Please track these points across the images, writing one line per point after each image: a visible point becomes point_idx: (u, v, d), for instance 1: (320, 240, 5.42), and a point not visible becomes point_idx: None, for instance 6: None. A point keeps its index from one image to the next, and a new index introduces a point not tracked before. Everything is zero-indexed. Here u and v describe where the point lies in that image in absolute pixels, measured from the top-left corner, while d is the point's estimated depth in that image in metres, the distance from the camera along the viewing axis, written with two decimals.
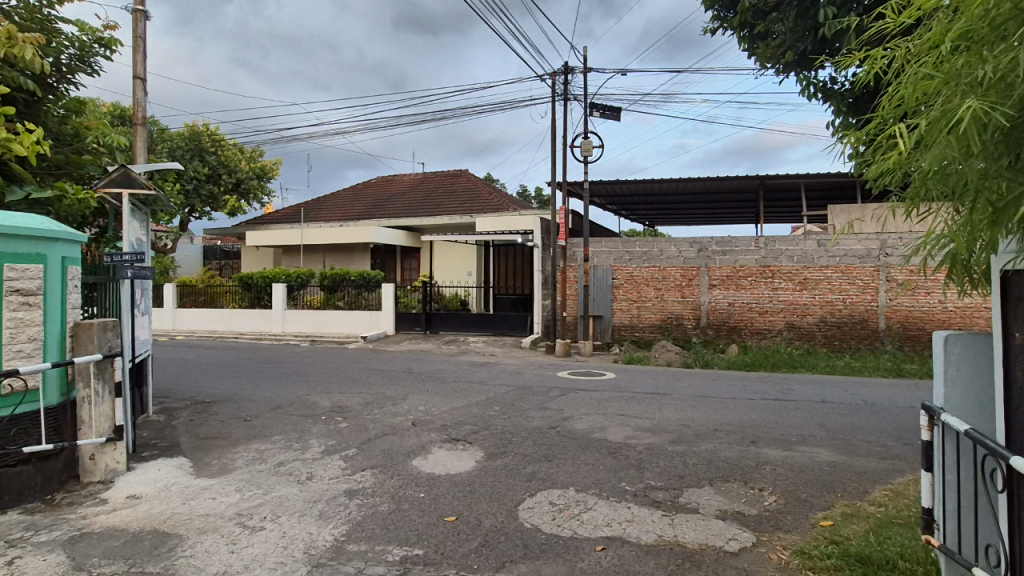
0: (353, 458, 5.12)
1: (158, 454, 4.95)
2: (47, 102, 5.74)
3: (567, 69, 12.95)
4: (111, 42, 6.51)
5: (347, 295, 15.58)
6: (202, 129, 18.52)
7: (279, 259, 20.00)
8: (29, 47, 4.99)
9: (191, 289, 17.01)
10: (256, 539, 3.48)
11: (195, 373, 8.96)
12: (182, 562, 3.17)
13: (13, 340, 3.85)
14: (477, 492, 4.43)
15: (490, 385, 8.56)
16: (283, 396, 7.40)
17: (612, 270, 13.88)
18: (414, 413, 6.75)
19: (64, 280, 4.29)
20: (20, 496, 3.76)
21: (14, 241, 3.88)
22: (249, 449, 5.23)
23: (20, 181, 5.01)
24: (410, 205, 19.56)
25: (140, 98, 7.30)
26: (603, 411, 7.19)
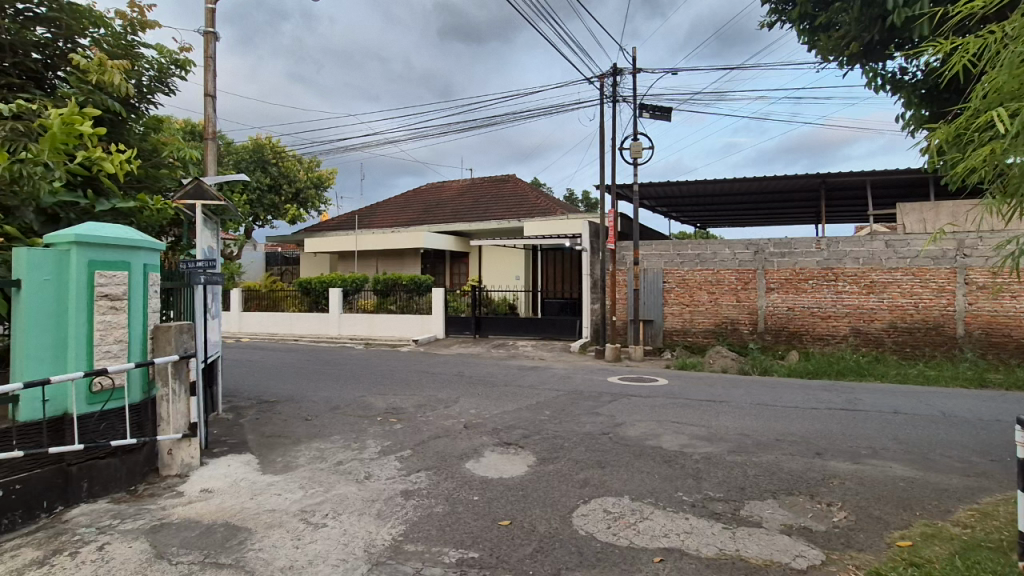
0: (408, 459, 5.22)
1: (227, 450, 5.21)
2: (131, 122, 6.22)
3: (615, 70, 12.77)
4: (186, 63, 6.96)
5: (399, 299, 15.94)
6: (265, 142, 19.50)
7: (335, 265, 20.75)
8: (116, 73, 5.43)
9: (255, 293, 17.95)
10: (319, 535, 3.60)
11: (260, 373, 9.43)
12: (251, 555, 3.31)
13: (102, 341, 4.18)
14: (531, 497, 4.42)
15: (541, 389, 8.54)
16: (341, 397, 7.66)
17: (663, 274, 13.56)
18: (466, 416, 6.83)
19: (146, 286, 4.59)
20: (108, 486, 4.06)
21: (102, 250, 4.20)
22: (311, 447, 5.44)
23: (109, 195, 5.43)
24: (459, 211, 19.86)
25: (211, 114, 7.76)
26: (657, 418, 7.03)
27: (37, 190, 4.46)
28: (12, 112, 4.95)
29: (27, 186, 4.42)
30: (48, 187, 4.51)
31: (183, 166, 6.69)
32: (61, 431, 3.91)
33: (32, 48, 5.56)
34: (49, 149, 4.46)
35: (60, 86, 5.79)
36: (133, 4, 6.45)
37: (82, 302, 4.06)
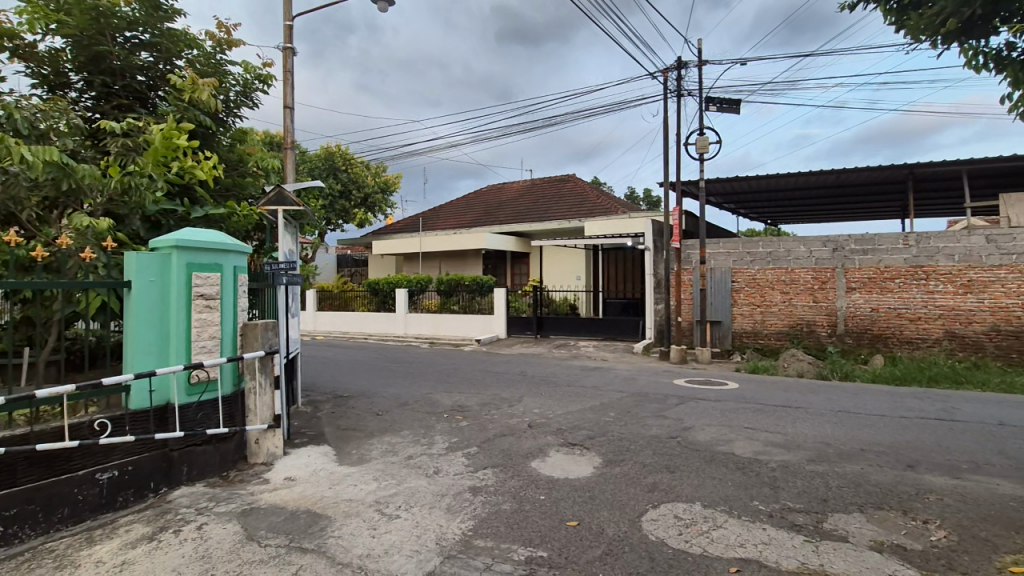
0: (475, 456, 5.31)
1: (307, 442, 5.51)
2: (220, 135, 6.73)
3: (679, 64, 12.40)
4: (268, 78, 7.44)
5: (462, 299, 16.25)
6: (336, 150, 20.46)
7: (401, 266, 21.46)
8: (207, 90, 5.89)
9: (328, 293, 18.93)
10: (393, 526, 3.73)
11: (334, 370, 9.90)
12: (332, 542, 3.49)
13: (199, 336, 4.53)
14: (598, 499, 4.36)
15: (605, 390, 8.42)
16: (408, 393, 7.90)
17: (732, 273, 13.00)
18: (530, 415, 6.85)
19: (235, 287, 4.95)
20: (204, 471, 4.40)
21: (199, 253, 4.56)
22: (383, 441, 5.65)
23: (202, 202, 5.89)
24: (519, 212, 19.96)
25: (290, 125, 8.25)
26: (727, 422, 6.75)
27: (143, 200, 4.93)
28: (123, 130, 5.49)
29: (135, 197, 4.89)
30: (152, 197, 4.97)
31: (265, 174, 7.15)
32: (165, 419, 4.29)
33: (138, 71, 6.14)
34: (152, 162, 5.06)
35: (161, 104, 6.33)
36: (221, 25, 6.97)
37: (182, 301, 4.43)
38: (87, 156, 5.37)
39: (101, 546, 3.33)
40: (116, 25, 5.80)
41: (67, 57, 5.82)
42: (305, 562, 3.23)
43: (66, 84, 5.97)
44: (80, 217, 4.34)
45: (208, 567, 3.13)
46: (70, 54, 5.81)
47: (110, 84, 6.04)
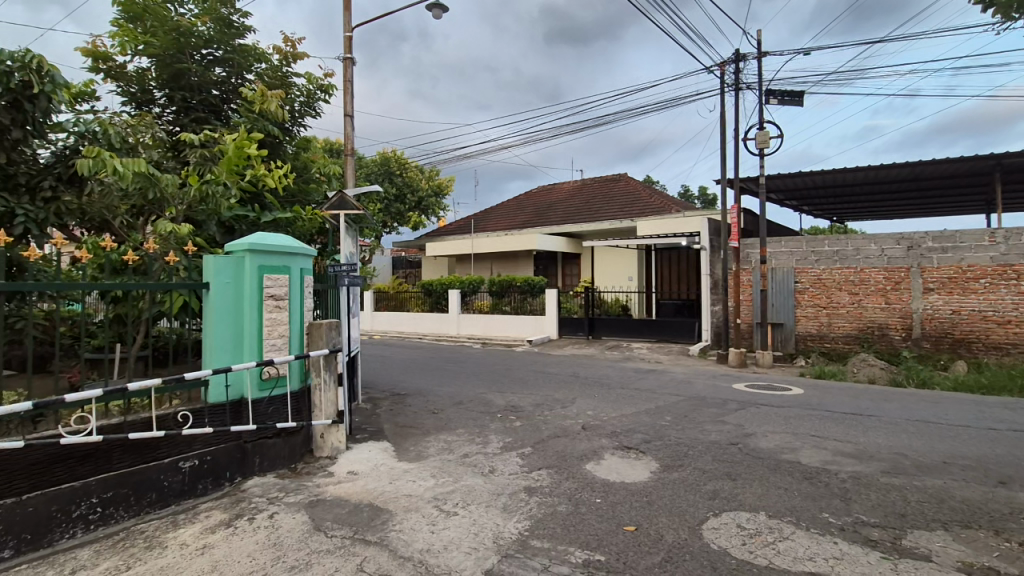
0: (529, 456, 5.32)
1: (368, 437, 5.70)
2: (287, 144, 7.09)
3: (737, 56, 11.95)
4: (329, 88, 7.76)
5: (513, 300, 16.34)
6: (391, 155, 21.06)
7: (453, 267, 21.84)
8: (275, 102, 6.23)
9: (385, 294, 19.53)
10: (451, 523, 3.80)
11: (391, 368, 10.20)
12: (394, 535, 3.59)
13: (270, 335, 4.79)
14: (656, 505, 4.26)
15: (661, 394, 8.23)
16: (462, 393, 8.01)
17: (794, 272, 12.40)
18: (584, 417, 6.80)
19: (302, 288, 5.19)
20: (275, 462, 4.64)
21: (270, 256, 4.81)
22: (439, 439, 5.77)
23: (271, 208, 6.22)
24: (570, 212, 19.84)
25: (350, 132, 8.56)
26: (792, 430, 6.44)
27: (218, 207, 5.26)
28: (201, 141, 5.87)
29: (212, 204, 5.23)
30: (227, 204, 5.28)
31: (328, 180, 7.48)
32: (240, 412, 4.56)
33: (213, 86, 6.56)
34: (227, 171, 5.32)
35: (233, 116, 6.72)
36: (287, 39, 7.35)
37: (254, 301, 4.68)
38: (170, 166, 5.75)
39: (184, 530, 3.57)
40: (194, 44, 6.25)
41: (152, 75, 6.31)
42: (369, 554, 3.34)
43: (151, 100, 6.44)
44: (164, 223, 4.68)
45: (280, 554, 3.30)
46: (154, 72, 6.29)
47: (189, 99, 6.46)
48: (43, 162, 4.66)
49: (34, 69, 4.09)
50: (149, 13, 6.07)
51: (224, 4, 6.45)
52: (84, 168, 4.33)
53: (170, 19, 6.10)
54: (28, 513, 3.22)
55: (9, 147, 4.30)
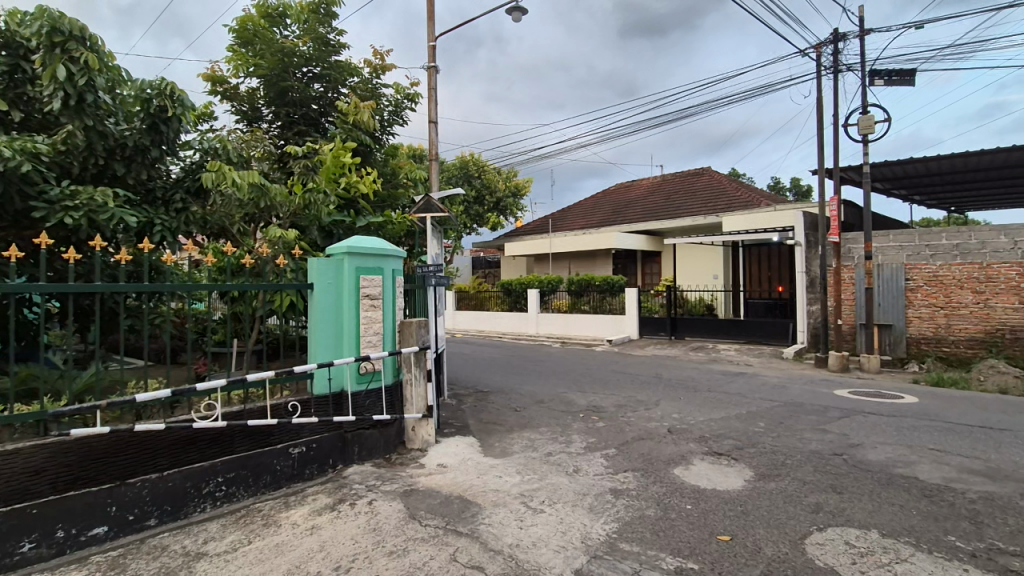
0: (614, 458, 5.25)
1: (455, 432, 5.89)
2: (377, 151, 7.50)
3: (836, 36, 11.04)
4: (415, 96, 8.12)
5: (592, 299, 16.15)
6: (470, 158, 21.52)
7: (531, 267, 22.01)
8: (367, 112, 6.62)
9: (466, 294, 20.06)
10: (539, 520, 3.84)
11: (474, 366, 10.45)
12: (484, 528, 3.69)
13: (367, 332, 5.08)
14: (752, 515, 4.05)
15: (753, 398, 7.78)
16: (544, 391, 8.06)
17: (905, 270, 11.21)
18: (670, 420, 6.59)
19: (394, 288, 5.46)
20: (372, 452, 4.93)
21: (365, 258, 5.11)
22: (523, 436, 5.84)
23: (364, 212, 6.62)
24: (650, 209, 19.30)
25: (434, 138, 8.89)
26: (906, 442, 5.86)
27: (319, 213, 5.68)
28: (303, 153, 6.34)
29: (314, 211, 5.66)
30: (326, 210, 5.71)
31: (414, 185, 7.76)
32: (342, 404, 4.89)
33: (312, 100, 7.07)
34: (326, 180, 5.81)
35: (330, 127, 7.18)
36: (377, 53, 7.77)
37: (352, 300, 4.98)
38: (277, 176, 6.25)
39: (295, 510, 3.88)
40: (296, 63, 6.78)
41: (261, 93, 6.91)
42: (461, 545, 3.45)
43: (260, 117, 7.05)
44: (274, 229, 5.11)
45: (380, 539, 3.49)
46: (263, 91, 6.88)
47: (292, 114, 7.01)
48: (175, 176, 5.19)
49: (168, 94, 4.67)
50: (258, 37, 6.66)
51: (322, 24, 7.01)
52: (208, 181, 4.80)
53: (276, 41, 6.66)
54: (168, 487, 3.65)
55: (148, 165, 4.89)
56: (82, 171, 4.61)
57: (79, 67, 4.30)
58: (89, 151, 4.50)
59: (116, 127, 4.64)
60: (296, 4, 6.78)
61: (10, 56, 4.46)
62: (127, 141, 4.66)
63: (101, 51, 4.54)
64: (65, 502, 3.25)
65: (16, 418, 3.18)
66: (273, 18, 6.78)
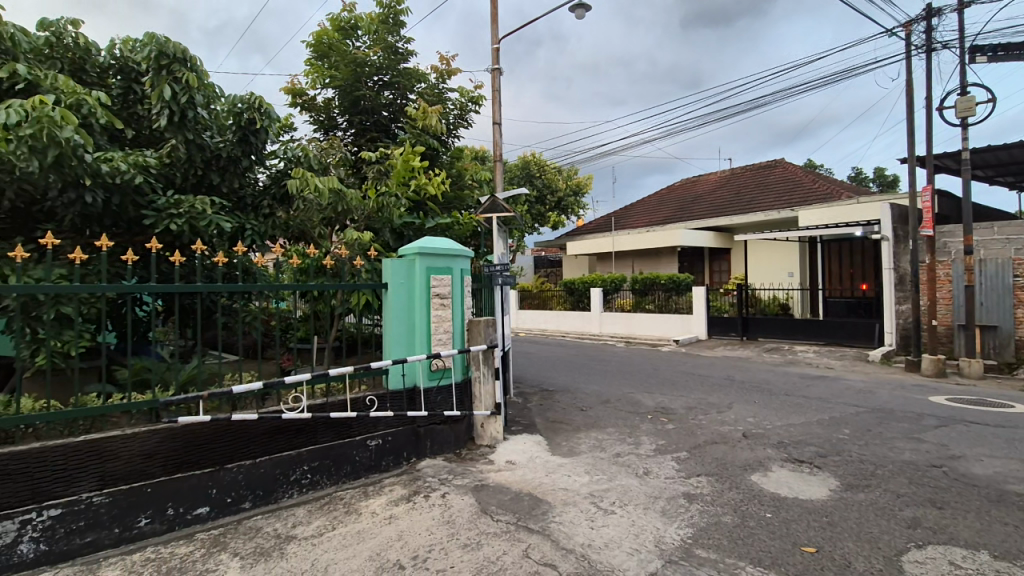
0: (686, 461, 5.10)
1: (522, 430, 5.94)
2: (444, 154, 7.72)
3: (930, 12, 10.14)
4: (478, 98, 8.25)
5: (657, 298, 15.75)
6: (531, 158, 21.54)
7: (593, 266, 21.79)
8: (434, 116, 6.81)
9: (528, 293, 20.17)
10: (611, 521, 3.80)
11: (539, 365, 10.48)
12: (555, 526, 3.70)
13: (437, 330, 5.23)
14: (839, 526, 3.81)
15: (836, 404, 7.30)
16: (610, 391, 7.96)
17: (1012, 265, 10.14)
18: (744, 424, 6.32)
19: (463, 288, 5.58)
20: (442, 446, 5.07)
21: (434, 259, 5.25)
22: (590, 436, 5.80)
23: (433, 213, 6.81)
24: (718, 204, 18.56)
25: (498, 139, 8.99)
26: (1018, 455, 5.29)
27: (392, 215, 5.92)
28: (376, 159, 6.63)
29: (386, 213, 5.90)
30: (398, 213, 5.95)
31: (479, 186, 7.91)
32: (415, 399, 5.06)
33: (383, 108, 7.35)
34: (397, 183, 6.06)
35: (399, 133, 7.43)
36: (442, 58, 7.97)
37: (423, 299, 5.14)
38: (353, 182, 6.57)
39: (374, 500, 4.06)
40: (367, 72, 7.10)
41: (336, 103, 7.25)
42: (533, 542, 3.48)
43: (335, 126, 7.41)
44: (351, 232, 5.38)
45: (454, 532, 3.58)
46: (337, 101, 7.23)
47: (365, 122, 7.32)
48: (263, 183, 5.55)
49: (256, 107, 5.03)
50: (333, 50, 7.01)
51: (391, 33, 7.30)
52: (292, 188, 5.10)
53: (349, 53, 7.00)
54: (260, 473, 3.93)
55: (240, 174, 5.28)
56: (184, 181, 5.03)
57: (181, 87, 4.73)
58: (190, 163, 4.92)
59: (212, 140, 5.04)
60: (367, 16, 7.09)
61: (124, 81, 4.97)
62: (221, 152, 5.05)
63: (200, 72, 4.98)
64: (175, 483, 3.58)
65: (131, 406, 3.53)
66: (346, 31, 7.11)
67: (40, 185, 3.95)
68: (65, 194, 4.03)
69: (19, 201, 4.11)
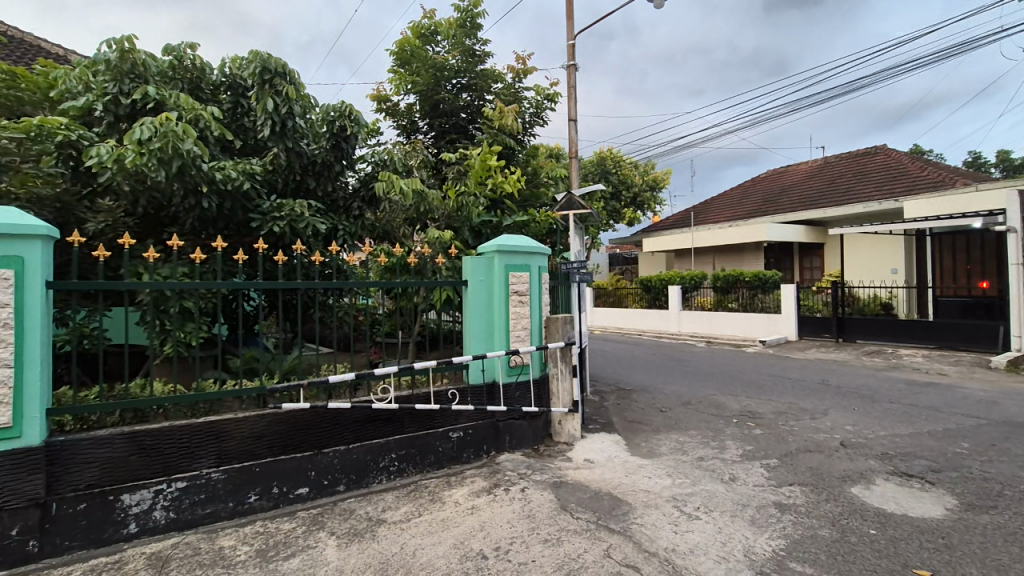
0: (776, 469, 4.82)
1: (600, 429, 5.89)
2: (520, 153, 7.80)
3: None
4: (554, 95, 8.24)
5: (741, 296, 14.98)
6: (607, 153, 21.18)
7: (671, 263, 21.10)
8: (511, 115, 6.89)
9: (603, 290, 19.89)
10: (695, 527, 3.68)
11: (615, 364, 10.31)
12: (636, 528, 3.63)
13: (516, 327, 5.28)
14: (958, 550, 3.44)
15: (952, 414, 6.57)
16: (691, 393, 7.67)
17: None
18: (841, 432, 5.86)
19: (540, 285, 5.60)
20: (521, 442, 5.14)
21: (513, 257, 5.31)
22: (671, 438, 5.64)
23: (510, 211, 6.89)
24: (809, 196, 17.30)
25: (573, 136, 8.93)
26: None
27: (471, 214, 6.06)
28: (456, 159, 6.82)
29: (465, 212, 6.06)
30: (476, 211, 6.09)
31: (555, 183, 7.89)
32: (494, 395, 5.15)
33: (461, 109, 7.54)
34: (476, 183, 6.20)
35: (477, 133, 7.58)
36: (518, 58, 8.04)
37: (501, 296, 5.21)
38: (435, 182, 6.80)
39: (457, 490, 4.20)
40: (447, 76, 7.31)
41: (417, 107, 7.55)
42: (614, 542, 3.44)
43: (416, 129, 7.70)
44: (433, 231, 5.56)
45: (535, 526, 3.62)
46: (419, 106, 7.52)
47: (444, 124, 7.55)
48: (353, 186, 5.86)
49: (347, 115, 5.36)
50: (414, 56, 7.29)
51: (469, 36, 7.47)
52: (379, 190, 5.35)
53: (430, 58, 7.25)
54: (353, 458, 4.20)
55: (333, 178, 5.63)
56: (285, 187, 5.44)
57: (282, 99, 5.13)
58: (289, 170, 5.34)
59: (308, 147, 5.41)
60: (446, 22, 7.29)
61: (232, 96, 5.45)
62: (316, 159, 5.42)
63: (298, 84, 5.37)
64: (280, 464, 3.91)
65: (242, 392, 3.88)
66: (426, 37, 7.38)
67: (167, 193, 4.41)
68: (186, 201, 4.49)
69: (150, 208, 4.62)
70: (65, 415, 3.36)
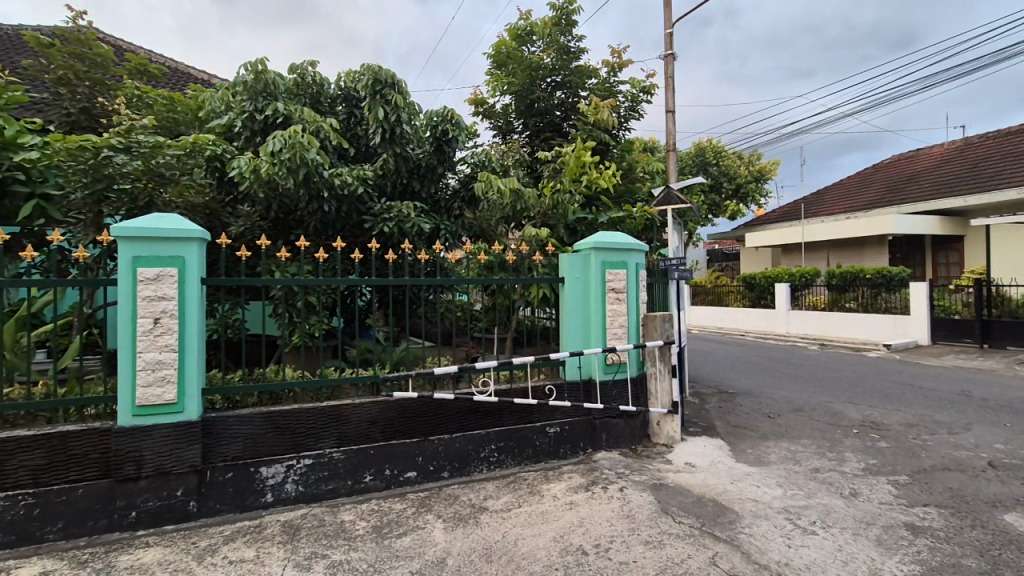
0: (906, 487, 4.35)
1: (701, 432, 5.66)
2: (615, 148, 7.70)
3: None
4: (650, 87, 8.02)
5: (861, 295, 13.62)
6: (706, 144, 20.14)
7: (778, 259, 19.65)
8: (607, 110, 6.81)
9: (702, 289, 19.01)
10: (811, 542, 3.43)
11: (716, 365, 9.81)
12: (745, 538, 3.46)
13: (613, 324, 5.22)
14: None
15: None
16: (804, 399, 7.11)
17: None
18: (989, 451, 5.14)
19: (638, 282, 5.48)
20: (617, 441, 5.09)
21: (610, 253, 5.25)
22: (780, 446, 5.28)
23: (605, 207, 6.81)
24: (945, 182, 15.30)
25: (671, 128, 8.62)
26: None
27: (566, 211, 6.08)
28: (551, 157, 6.88)
29: (561, 210, 6.09)
30: (572, 209, 6.10)
31: (651, 177, 7.69)
32: (591, 392, 5.14)
33: (556, 107, 7.56)
34: (571, 180, 6.21)
35: (571, 131, 7.58)
36: (614, 52, 7.93)
37: (598, 293, 5.17)
38: (530, 181, 6.91)
39: (554, 484, 4.26)
40: (541, 75, 7.40)
41: (513, 108, 7.69)
42: (720, 550, 3.31)
43: (511, 129, 7.86)
44: (530, 229, 5.64)
45: (635, 527, 3.58)
46: (514, 106, 7.66)
47: (539, 122, 7.63)
48: (453, 186, 6.11)
49: (449, 119, 5.61)
50: (511, 58, 7.46)
51: (563, 33, 7.50)
52: (479, 190, 5.53)
53: (526, 59, 7.39)
54: (456, 447, 4.41)
55: (435, 180, 5.91)
56: (393, 190, 5.82)
57: (391, 107, 5.48)
58: (397, 173, 5.69)
59: (413, 152, 5.74)
60: (541, 21, 7.38)
61: (347, 108, 5.93)
62: (421, 162, 5.75)
63: (405, 93, 5.70)
64: (391, 448, 4.20)
65: (359, 379, 4.22)
66: (522, 38, 7.52)
67: (294, 199, 4.89)
68: (310, 205, 4.95)
69: (280, 212, 5.16)
70: (217, 394, 3.86)
